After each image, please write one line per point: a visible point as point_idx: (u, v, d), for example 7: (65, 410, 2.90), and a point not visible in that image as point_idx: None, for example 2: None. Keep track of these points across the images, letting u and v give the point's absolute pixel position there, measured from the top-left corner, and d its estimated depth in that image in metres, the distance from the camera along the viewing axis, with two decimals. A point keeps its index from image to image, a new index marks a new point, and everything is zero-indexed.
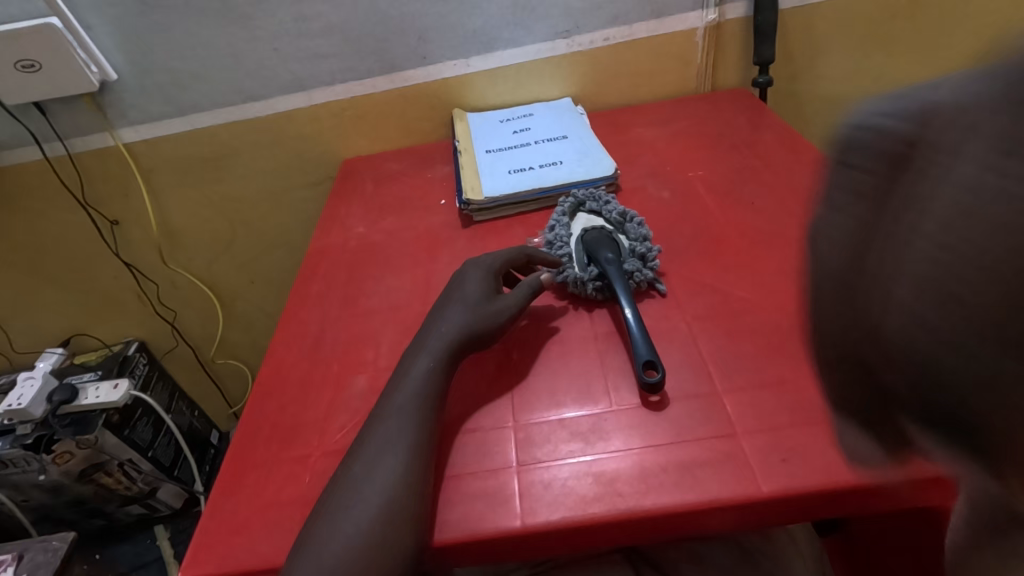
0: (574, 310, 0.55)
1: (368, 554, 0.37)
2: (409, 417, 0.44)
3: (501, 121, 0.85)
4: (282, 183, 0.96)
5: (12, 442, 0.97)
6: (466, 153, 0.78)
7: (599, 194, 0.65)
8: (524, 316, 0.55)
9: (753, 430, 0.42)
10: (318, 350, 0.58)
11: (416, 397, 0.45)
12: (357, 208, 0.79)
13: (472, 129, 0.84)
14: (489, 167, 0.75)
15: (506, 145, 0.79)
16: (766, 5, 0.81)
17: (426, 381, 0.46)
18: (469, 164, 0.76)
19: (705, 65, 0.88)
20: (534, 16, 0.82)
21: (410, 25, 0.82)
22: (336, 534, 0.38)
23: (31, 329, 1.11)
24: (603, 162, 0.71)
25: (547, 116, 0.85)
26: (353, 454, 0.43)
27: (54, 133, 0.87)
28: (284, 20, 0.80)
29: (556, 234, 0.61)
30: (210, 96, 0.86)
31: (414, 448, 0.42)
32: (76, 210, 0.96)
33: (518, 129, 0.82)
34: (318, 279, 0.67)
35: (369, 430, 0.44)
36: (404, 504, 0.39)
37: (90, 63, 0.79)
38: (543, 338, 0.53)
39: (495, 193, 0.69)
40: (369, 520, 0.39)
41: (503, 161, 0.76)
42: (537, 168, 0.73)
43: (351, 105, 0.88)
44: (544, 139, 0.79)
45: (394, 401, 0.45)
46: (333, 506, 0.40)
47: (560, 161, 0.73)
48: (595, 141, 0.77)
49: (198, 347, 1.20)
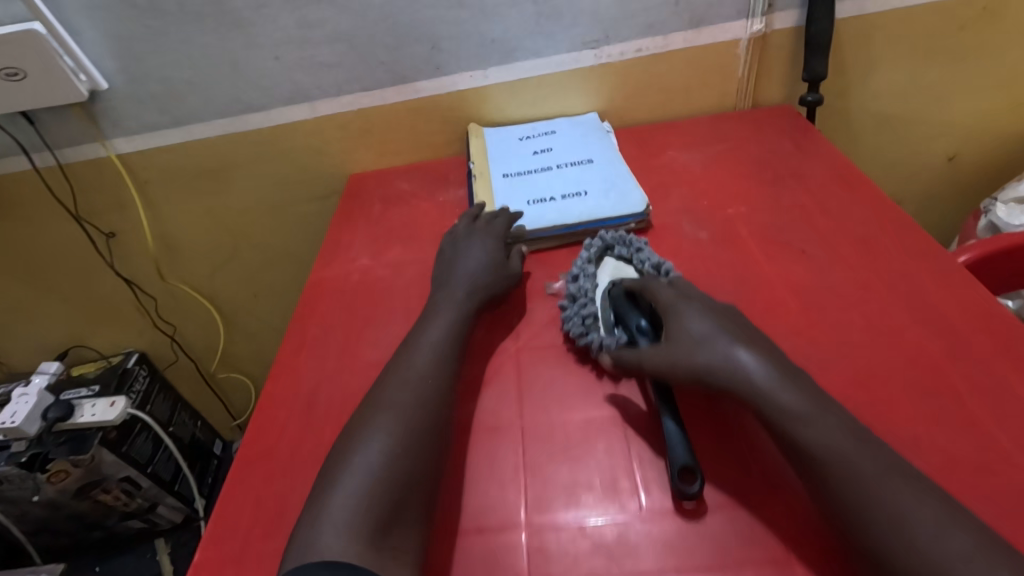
0: (598, 380, 0.48)
1: (385, 481, 0.39)
2: (431, 371, 0.46)
3: (520, 138, 0.78)
4: (286, 197, 0.90)
5: (6, 460, 0.94)
6: (482, 177, 0.71)
7: (629, 237, 0.58)
8: (548, 384, 0.49)
9: (808, 558, 0.36)
10: (312, 410, 0.52)
11: (436, 356, 0.48)
12: (362, 235, 0.73)
13: (488, 148, 0.76)
14: (506, 195, 0.68)
15: (526, 169, 0.72)
16: (822, 14, 0.72)
17: (433, 367, 0.47)
18: (485, 192, 0.69)
19: (747, 79, 0.80)
20: (560, 24, 0.74)
21: (423, 33, 0.74)
22: (355, 463, 0.40)
23: (28, 338, 1.07)
24: (633, 194, 0.64)
25: (571, 135, 0.77)
26: (374, 399, 0.45)
27: (43, 142, 0.81)
28: (286, 26, 0.73)
29: (581, 288, 0.53)
30: (208, 107, 0.79)
31: (431, 397, 0.45)
32: (70, 222, 0.91)
33: (540, 150, 0.75)
34: (317, 320, 0.62)
35: (385, 380, 0.47)
36: (404, 480, 0.39)
37: (79, 71, 0.73)
38: (564, 415, 0.46)
39: (512, 229, 0.62)
40: (382, 455, 0.40)
41: (522, 189, 0.68)
42: (559, 199, 0.66)
43: (359, 118, 0.81)
44: (567, 163, 0.72)
45: (411, 353, 0.48)
46: (352, 443, 0.42)
47: (585, 191, 0.66)
48: (624, 167, 0.70)
49: (200, 360, 1.16)
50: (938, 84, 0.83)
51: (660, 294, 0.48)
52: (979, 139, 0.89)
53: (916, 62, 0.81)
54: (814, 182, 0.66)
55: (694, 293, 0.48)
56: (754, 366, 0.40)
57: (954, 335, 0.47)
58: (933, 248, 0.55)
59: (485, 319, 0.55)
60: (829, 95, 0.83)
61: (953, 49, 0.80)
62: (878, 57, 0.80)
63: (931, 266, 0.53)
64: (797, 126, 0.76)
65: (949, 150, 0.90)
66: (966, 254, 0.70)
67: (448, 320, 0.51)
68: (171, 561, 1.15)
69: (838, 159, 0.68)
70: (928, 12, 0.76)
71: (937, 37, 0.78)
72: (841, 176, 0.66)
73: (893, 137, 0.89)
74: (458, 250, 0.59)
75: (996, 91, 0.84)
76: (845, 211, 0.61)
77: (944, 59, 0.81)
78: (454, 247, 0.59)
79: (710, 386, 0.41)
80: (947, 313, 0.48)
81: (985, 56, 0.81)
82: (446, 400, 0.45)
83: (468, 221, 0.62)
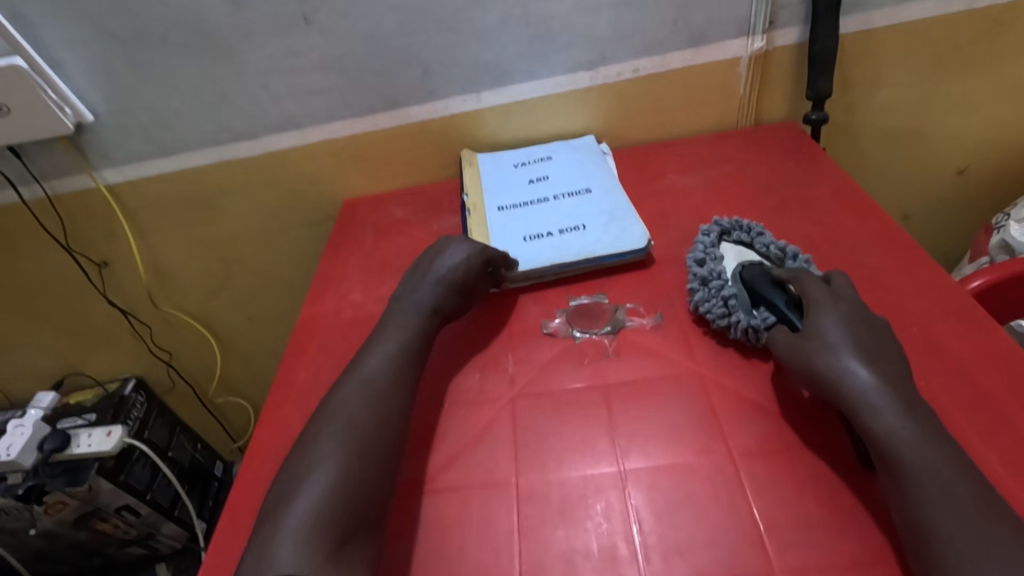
0: (599, 430, 0.46)
1: (336, 499, 0.39)
2: (385, 389, 0.47)
3: (515, 164, 0.76)
4: (279, 223, 0.89)
5: (3, 492, 0.94)
6: (476, 210, 0.69)
7: (747, 222, 0.59)
8: (544, 438, 0.46)
9: None
10: None
11: (387, 371, 0.48)
12: (355, 268, 0.71)
13: (483, 177, 0.74)
14: (501, 230, 0.66)
15: (522, 201, 0.70)
16: (826, 31, 0.69)
17: (390, 378, 0.48)
18: (479, 226, 0.67)
19: (748, 97, 0.77)
20: (554, 46, 0.72)
21: (414, 58, 0.72)
22: (308, 481, 0.40)
23: (24, 366, 1.06)
24: (633, 228, 0.62)
25: (568, 161, 0.75)
26: (326, 412, 0.46)
27: (31, 174, 0.80)
28: (273, 54, 0.71)
29: (712, 270, 0.54)
30: (196, 136, 0.78)
31: (384, 417, 0.45)
32: (61, 253, 0.89)
33: (536, 178, 0.73)
34: (307, 361, 0.60)
35: (337, 394, 0.47)
36: (357, 492, 0.40)
37: (63, 104, 0.72)
38: (563, 470, 0.44)
39: (509, 269, 0.59)
40: (334, 474, 0.41)
41: (518, 222, 0.67)
42: (557, 234, 0.64)
43: (351, 144, 0.79)
44: (564, 193, 0.70)
45: (363, 368, 0.49)
46: (304, 460, 0.42)
47: (583, 225, 0.64)
48: (623, 197, 0.67)
49: (198, 385, 1.15)
50: (948, 96, 0.80)
51: (808, 290, 0.47)
52: (991, 151, 0.86)
53: (924, 75, 0.78)
54: (820, 209, 0.64)
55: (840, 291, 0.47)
56: (869, 384, 0.40)
57: (969, 383, 0.45)
58: (947, 283, 0.52)
59: (478, 363, 0.54)
60: (833, 111, 0.81)
61: (963, 62, 0.77)
62: (885, 71, 0.77)
63: (943, 305, 0.51)
64: (801, 145, 0.74)
65: (959, 164, 0.88)
66: (980, 278, 0.67)
67: (405, 336, 0.51)
68: None
69: (844, 182, 0.66)
70: (936, 25, 0.73)
71: (946, 49, 0.75)
72: (848, 201, 0.64)
73: (901, 152, 0.86)
74: (422, 255, 0.59)
75: (1008, 103, 0.81)
76: (854, 242, 0.59)
77: (954, 72, 0.78)
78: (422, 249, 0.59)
79: (823, 391, 0.42)
80: (962, 357, 0.47)
81: (997, 67, 0.78)
82: (400, 406, 0.46)
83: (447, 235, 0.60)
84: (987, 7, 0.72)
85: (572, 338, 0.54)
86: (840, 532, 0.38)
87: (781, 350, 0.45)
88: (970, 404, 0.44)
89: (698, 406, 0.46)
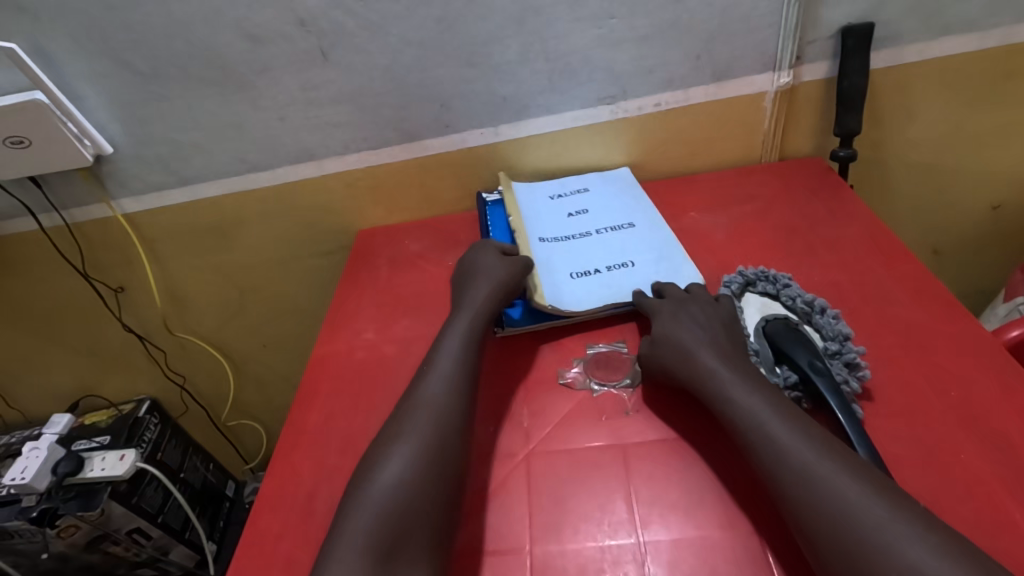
0: (617, 493, 0.44)
1: (393, 518, 0.40)
2: (441, 406, 0.48)
3: (550, 197, 0.74)
4: (294, 252, 0.88)
5: (17, 515, 0.94)
6: (519, 236, 0.68)
7: (773, 273, 0.57)
8: (548, 495, 0.45)
9: None
10: (309, 515, 0.49)
11: (445, 388, 0.49)
12: (368, 303, 0.70)
13: (520, 206, 0.73)
14: (546, 261, 0.64)
15: (562, 233, 0.68)
16: (855, 68, 0.68)
17: (442, 396, 0.48)
18: (524, 251, 0.65)
19: (773, 132, 0.75)
20: (574, 80, 0.71)
21: (431, 92, 0.72)
22: (368, 500, 0.41)
23: (42, 386, 1.07)
24: (685, 270, 0.61)
25: (604, 194, 0.74)
26: (388, 432, 0.47)
27: (51, 203, 0.81)
28: (290, 88, 0.71)
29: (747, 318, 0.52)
30: (214, 167, 0.78)
31: (443, 433, 0.46)
32: (79, 279, 0.90)
33: (575, 212, 0.72)
34: (318, 404, 0.59)
35: (398, 414, 0.48)
36: (415, 511, 0.41)
37: (83, 137, 0.72)
38: (562, 530, 0.43)
39: (560, 304, 0.57)
40: (393, 492, 0.42)
41: (563, 256, 0.65)
42: (604, 271, 0.62)
43: (366, 175, 0.79)
44: (606, 228, 0.68)
45: (424, 385, 0.50)
46: (363, 479, 0.43)
47: (631, 262, 0.63)
48: (669, 234, 0.66)
49: (211, 407, 1.15)
50: (983, 132, 0.77)
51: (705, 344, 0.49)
52: None
53: (957, 110, 0.75)
54: (848, 253, 0.61)
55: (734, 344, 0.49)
56: (814, 461, 0.38)
57: (1010, 458, 0.42)
58: (986, 342, 0.50)
59: (489, 415, 0.52)
60: (862, 146, 0.78)
61: (999, 97, 0.74)
62: (916, 106, 0.75)
63: (983, 367, 0.48)
64: (828, 182, 0.71)
65: (992, 200, 0.84)
66: (1018, 328, 0.64)
67: (462, 353, 0.52)
68: None
69: (875, 224, 0.64)
70: (971, 60, 0.71)
71: (982, 84, 0.73)
72: (880, 246, 0.61)
73: (933, 187, 0.83)
74: (471, 273, 0.61)
75: None
76: (885, 291, 0.56)
77: (988, 109, 0.75)
78: (472, 261, 0.63)
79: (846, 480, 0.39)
80: (1004, 427, 0.44)
81: None
82: (461, 425, 0.47)
83: (480, 260, 0.62)
84: None
85: (590, 390, 0.52)
86: None
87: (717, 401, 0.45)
88: (1013, 483, 0.41)
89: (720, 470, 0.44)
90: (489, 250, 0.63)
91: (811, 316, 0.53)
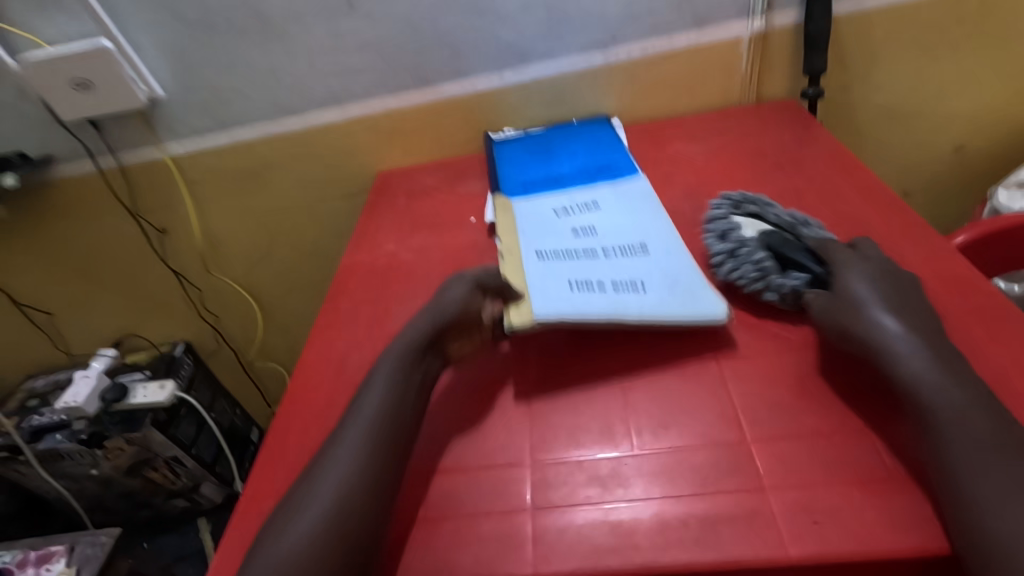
0: (559, 491, 0.43)
1: (310, 547, 0.38)
2: (374, 423, 0.44)
3: (555, 214, 0.68)
4: (320, 195, 0.98)
5: (69, 437, 1.04)
6: (511, 256, 0.61)
7: (754, 197, 0.62)
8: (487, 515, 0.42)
9: (783, 485, 0.40)
10: (343, 372, 0.58)
11: (383, 401, 0.45)
12: (388, 224, 0.79)
13: (518, 223, 0.67)
14: (540, 279, 0.56)
15: (564, 251, 0.61)
16: (819, 12, 0.76)
17: (380, 409, 0.45)
18: (513, 267, 0.59)
19: (750, 75, 0.84)
20: (570, 28, 0.80)
21: (444, 40, 0.81)
22: (290, 530, 0.39)
23: (87, 329, 1.17)
24: (705, 299, 0.52)
25: (616, 211, 0.67)
26: (323, 451, 0.44)
27: (107, 146, 0.91)
28: (321, 36, 0.81)
29: (737, 240, 0.57)
30: (251, 112, 0.88)
31: (374, 450, 0.43)
32: (128, 219, 1.00)
33: (580, 228, 0.65)
34: (346, 298, 0.68)
35: (335, 431, 0.45)
36: (338, 538, 0.38)
37: (139, 81, 0.82)
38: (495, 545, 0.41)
39: (552, 314, 0.51)
40: (316, 520, 0.39)
41: (562, 270, 0.57)
42: (609, 289, 0.54)
43: (385, 118, 0.88)
44: (614, 249, 0.61)
45: (362, 400, 0.46)
46: (292, 502, 0.41)
47: (642, 284, 0.55)
48: (688, 255, 0.59)
49: (239, 351, 1.24)
50: (943, 75, 0.86)
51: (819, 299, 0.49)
52: (985, 130, 0.91)
53: (917, 55, 0.83)
54: (810, 169, 0.70)
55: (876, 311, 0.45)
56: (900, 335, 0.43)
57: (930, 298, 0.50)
58: (920, 225, 0.58)
59: (434, 431, 0.49)
60: (831, 89, 0.87)
61: (953, 43, 0.82)
62: (879, 50, 0.83)
63: (917, 244, 0.56)
64: (799, 117, 0.80)
65: (955, 142, 0.93)
66: (963, 236, 0.72)
67: (402, 370, 0.48)
68: (212, 539, 1.22)
69: (835, 146, 0.72)
70: (926, 6, 0.79)
71: (936, 30, 0.81)
72: (839, 162, 0.70)
73: (899, 129, 0.91)
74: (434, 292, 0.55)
75: (1000, 81, 0.86)
76: (838, 194, 0.65)
77: (946, 52, 0.83)
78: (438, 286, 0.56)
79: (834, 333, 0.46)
80: (928, 281, 0.52)
81: (988, 46, 0.83)
82: (394, 441, 0.44)
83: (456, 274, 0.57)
84: None
85: None
86: (811, 411, 0.44)
87: (815, 313, 0.48)
88: None
89: (715, 411, 0.46)
90: (463, 278, 0.55)
91: (798, 227, 0.58)
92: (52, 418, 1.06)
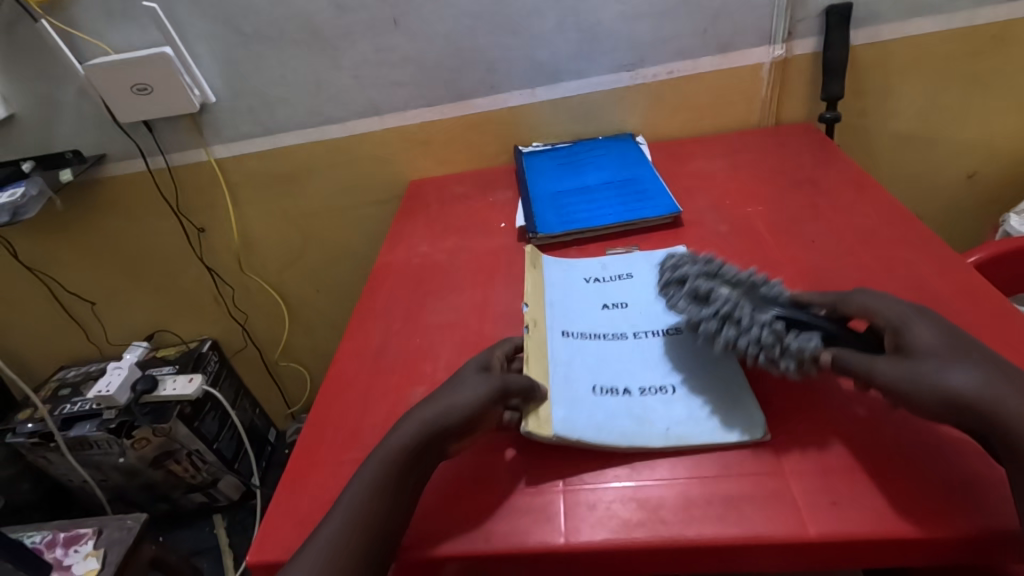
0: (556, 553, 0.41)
1: None
2: (353, 523, 0.41)
3: (585, 279, 0.64)
4: (354, 201, 1.02)
5: (98, 425, 1.07)
6: (537, 328, 0.56)
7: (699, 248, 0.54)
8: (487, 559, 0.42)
9: (803, 470, 0.42)
10: (380, 360, 0.62)
11: (368, 494, 0.42)
12: (422, 228, 0.83)
13: (546, 285, 0.63)
14: (565, 370, 0.52)
15: (592, 330, 0.56)
16: (837, 41, 0.81)
17: (362, 506, 0.41)
18: (539, 357, 0.53)
19: (770, 99, 0.88)
20: (601, 49, 0.85)
21: (481, 57, 0.86)
22: None
23: (122, 323, 1.22)
24: (747, 417, 0.46)
25: (651, 283, 0.62)
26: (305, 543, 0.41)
27: (157, 147, 0.96)
28: (365, 51, 0.86)
29: (728, 304, 0.47)
30: (295, 120, 0.93)
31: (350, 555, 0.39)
32: (170, 218, 1.05)
33: (611, 303, 0.60)
34: (382, 294, 0.72)
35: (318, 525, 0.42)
36: None
37: (194, 87, 0.88)
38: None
39: (572, 431, 0.46)
40: None
41: (586, 362, 0.53)
42: (634, 393, 0.49)
43: (421, 129, 0.93)
44: (647, 330, 0.55)
45: (347, 495, 0.43)
46: None
47: (670, 387, 0.49)
48: None
49: (264, 350, 1.28)
50: (956, 104, 0.89)
51: (877, 370, 0.41)
52: (997, 158, 0.94)
53: (931, 84, 0.87)
54: (828, 186, 0.73)
55: (951, 387, 0.38)
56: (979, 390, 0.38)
57: (942, 306, 0.53)
58: (935, 238, 0.61)
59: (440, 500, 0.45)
60: (848, 115, 0.91)
61: (966, 74, 0.86)
62: (894, 79, 0.87)
63: (932, 255, 0.59)
64: (817, 139, 0.84)
65: (969, 169, 0.96)
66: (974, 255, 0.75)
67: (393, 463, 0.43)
68: (227, 536, 1.24)
69: (852, 166, 0.76)
70: (940, 38, 0.83)
71: (950, 61, 0.85)
72: (855, 180, 0.73)
73: (913, 155, 0.95)
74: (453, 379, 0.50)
75: (1013, 110, 0.90)
76: (854, 209, 0.68)
77: (960, 82, 0.87)
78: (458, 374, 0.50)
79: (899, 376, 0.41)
80: (941, 289, 0.55)
81: (1000, 77, 0.87)
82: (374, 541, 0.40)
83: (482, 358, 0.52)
84: (986, 23, 0.82)
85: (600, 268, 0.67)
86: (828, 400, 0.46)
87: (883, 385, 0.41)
88: None
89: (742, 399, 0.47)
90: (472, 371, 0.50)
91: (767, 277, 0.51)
92: (84, 407, 1.10)
